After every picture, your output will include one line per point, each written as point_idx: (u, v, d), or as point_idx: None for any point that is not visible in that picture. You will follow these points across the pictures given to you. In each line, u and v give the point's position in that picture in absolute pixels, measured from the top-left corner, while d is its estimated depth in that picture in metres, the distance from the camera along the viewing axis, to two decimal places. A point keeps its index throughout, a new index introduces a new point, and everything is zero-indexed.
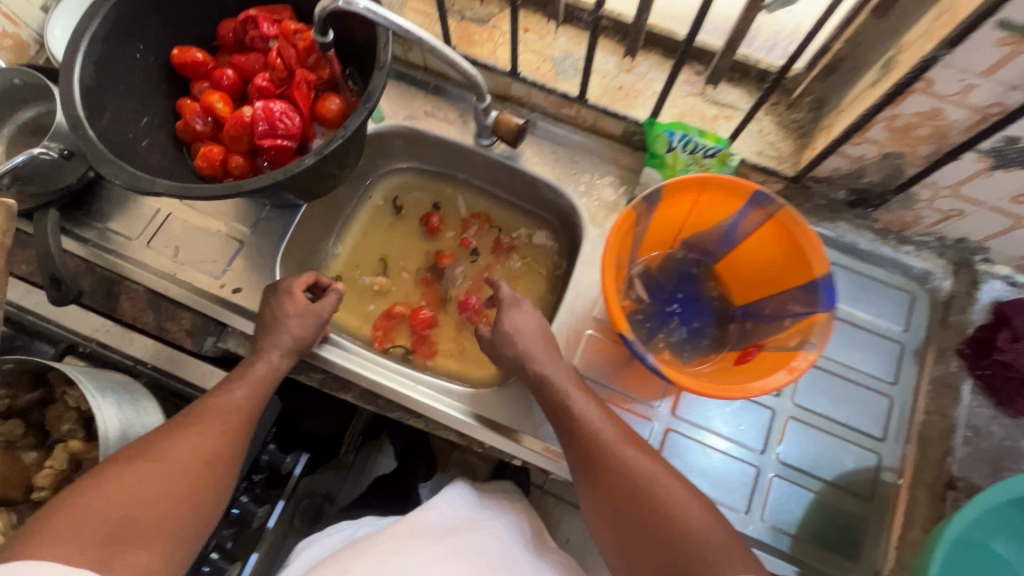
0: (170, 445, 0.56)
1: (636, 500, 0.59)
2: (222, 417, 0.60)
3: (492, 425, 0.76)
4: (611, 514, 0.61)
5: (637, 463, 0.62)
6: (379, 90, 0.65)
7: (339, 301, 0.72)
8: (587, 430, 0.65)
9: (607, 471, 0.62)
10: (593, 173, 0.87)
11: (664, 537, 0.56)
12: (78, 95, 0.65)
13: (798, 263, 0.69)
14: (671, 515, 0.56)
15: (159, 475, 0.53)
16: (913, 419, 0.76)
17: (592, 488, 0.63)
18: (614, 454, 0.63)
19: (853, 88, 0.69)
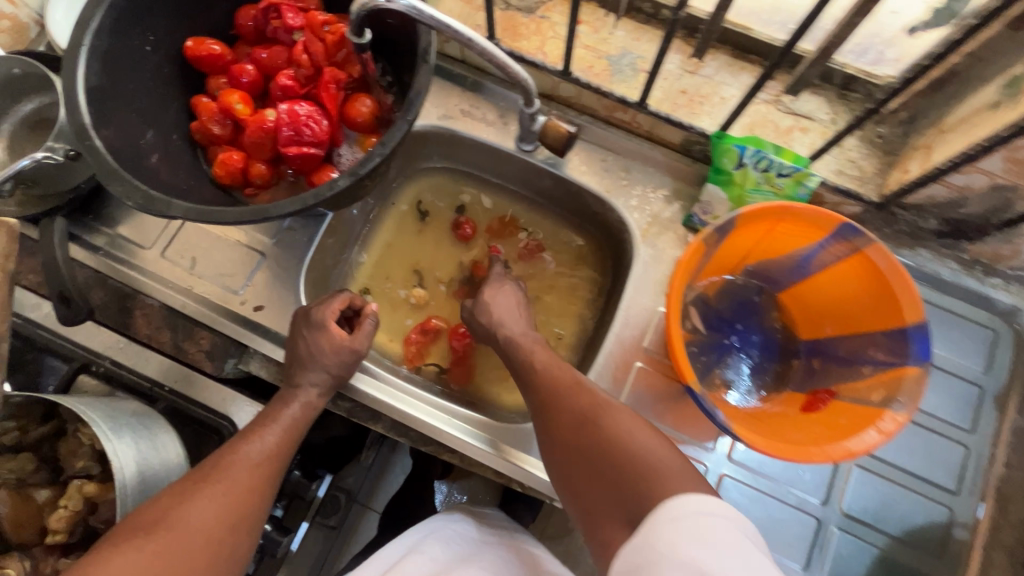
0: (191, 509, 0.53)
1: (589, 431, 0.55)
2: (242, 477, 0.57)
3: (495, 445, 0.70)
4: (564, 449, 0.57)
5: (592, 397, 0.59)
6: (421, 100, 0.57)
7: (375, 328, 0.71)
8: (544, 373, 0.64)
9: (561, 407, 0.59)
10: (647, 185, 0.79)
11: (617, 469, 0.51)
12: (83, 98, 0.58)
13: (885, 306, 0.61)
14: (622, 442, 0.53)
15: (179, 549, 0.50)
16: (992, 471, 0.70)
17: (547, 426, 0.60)
18: (569, 390, 0.60)
19: (962, 108, 0.61)
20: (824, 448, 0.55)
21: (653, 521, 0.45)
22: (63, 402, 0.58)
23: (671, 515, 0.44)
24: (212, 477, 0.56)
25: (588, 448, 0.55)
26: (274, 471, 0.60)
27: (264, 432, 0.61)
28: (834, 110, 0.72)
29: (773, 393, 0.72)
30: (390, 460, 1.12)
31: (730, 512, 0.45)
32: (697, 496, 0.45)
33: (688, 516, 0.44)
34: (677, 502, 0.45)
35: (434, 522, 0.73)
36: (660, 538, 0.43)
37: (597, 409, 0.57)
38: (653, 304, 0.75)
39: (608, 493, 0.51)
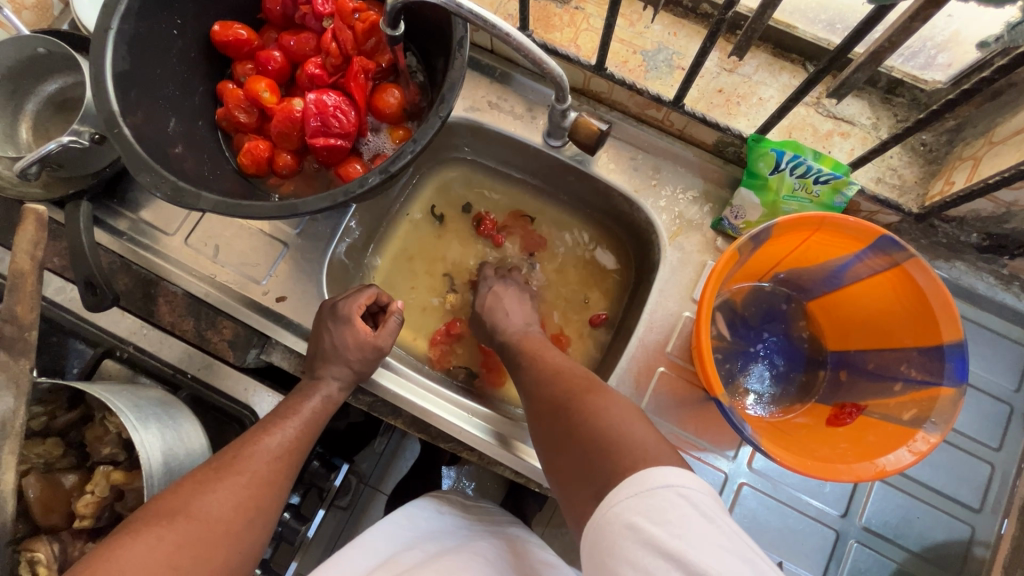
0: (211, 499, 0.52)
1: (564, 412, 0.55)
2: (262, 467, 0.56)
3: (503, 440, 0.71)
4: (549, 435, 0.56)
5: (575, 382, 0.58)
6: (454, 96, 0.56)
7: (399, 325, 0.71)
8: (542, 366, 0.64)
9: (544, 393, 0.60)
10: (677, 186, 0.77)
11: (591, 446, 0.50)
12: (112, 83, 0.57)
13: (922, 324, 0.60)
14: (594, 419, 0.52)
15: (200, 539, 0.50)
16: (1016, 491, 0.69)
17: (534, 412, 0.60)
18: (560, 379, 0.60)
19: (1015, 119, 0.58)
20: (852, 466, 0.55)
21: (615, 493, 0.44)
22: (89, 391, 0.58)
23: (637, 491, 0.42)
24: (232, 466, 0.55)
25: (564, 428, 0.54)
26: (293, 464, 0.59)
27: (285, 423, 0.60)
28: (876, 114, 0.69)
29: (796, 404, 0.71)
30: (400, 444, 1.09)
31: (702, 484, 0.43)
32: (658, 468, 0.43)
33: (653, 492, 0.42)
34: (638, 474, 0.43)
35: (423, 514, 0.69)
36: (624, 515, 0.42)
37: (578, 391, 0.56)
38: (678, 309, 0.74)
39: (577, 470, 0.50)
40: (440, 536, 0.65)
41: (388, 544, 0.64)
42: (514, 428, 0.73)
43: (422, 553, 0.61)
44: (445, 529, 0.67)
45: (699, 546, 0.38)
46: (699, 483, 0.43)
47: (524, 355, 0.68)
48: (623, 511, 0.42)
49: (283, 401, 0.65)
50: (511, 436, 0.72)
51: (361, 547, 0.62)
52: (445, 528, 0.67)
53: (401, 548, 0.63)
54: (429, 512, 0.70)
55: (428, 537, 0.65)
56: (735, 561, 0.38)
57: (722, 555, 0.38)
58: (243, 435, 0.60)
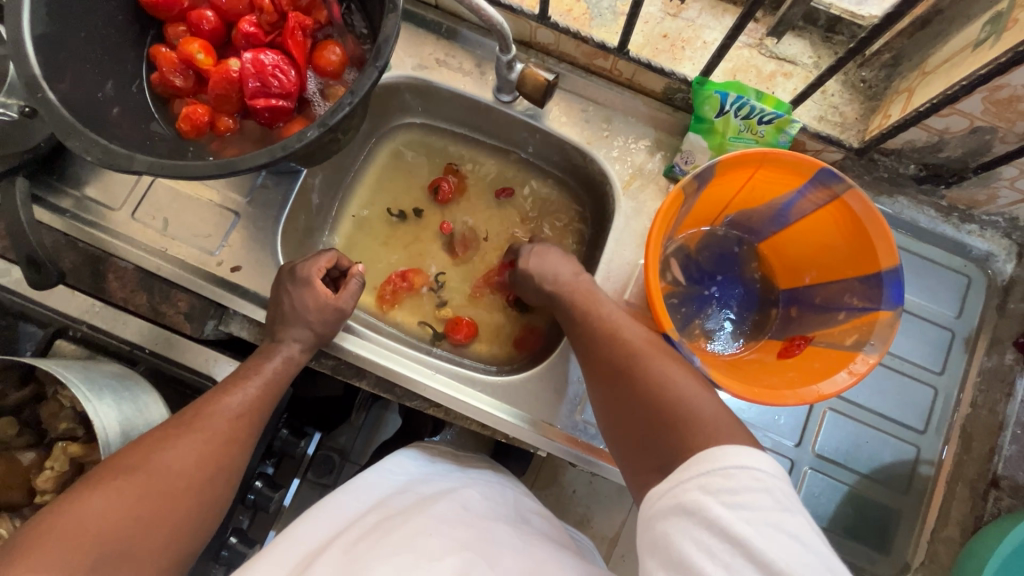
0: (168, 454, 0.52)
1: (627, 376, 0.53)
2: (223, 423, 0.56)
3: (532, 421, 0.71)
4: (612, 400, 0.55)
5: (635, 342, 0.56)
6: (390, 43, 0.55)
7: (360, 287, 0.71)
8: (597, 319, 0.61)
9: (603, 353, 0.57)
10: (628, 136, 0.77)
11: (660, 418, 0.49)
12: (31, 45, 0.54)
13: (861, 251, 0.62)
14: (662, 388, 0.50)
15: (165, 487, 0.50)
16: (957, 411, 0.73)
17: (591, 373, 0.58)
18: (618, 337, 0.57)
19: (945, 48, 0.60)
20: (797, 390, 0.57)
21: (684, 470, 0.42)
22: (39, 365, 0.57)
23: (708, 470, 0.41)
24: (193, 423, 0.55)
25: (629, 393, 0.53)
26: (254, 419, 0.59)
27: (246, 383, 0.60)
28: (818, 53, 0.70)
29: (751, 342, 0.73)
30: (380, 417, 1.09)
31: (772, 467, 0.41)
32: (725, 446, 0.42)
33: (726, 473, 0.40)
34: (708, 454, 0.42)
35: (410, 461, 0.69)
36: (690, 491, 0.41)
37: (640, 354, 0.54)
38: (634, 258, 0.75)
39: (645, 441, 0.49)
40: (430, 481, 0.65)
41: (380, 488, 0.63)
42: (534, 403, 0.72)
43: (415, 497, 0.61)
44: (436, 473, 0.67)
45: (769, 538, 0.37)
46: (769, 463, 0.41)
47: (570, 312, 0.64)
48: (693, 488, 0.41)
49: (242, 364, 0.65)
50: (534, 415, 0.72)
51: (351, 492, 0.62)
52: (436, 472, 0.68)
53: (393, 490, 0.63)
54: (420, 461, 0.70)
55: (420, 481, 0.65)
56: (805, 554, 0.37)
57: (793, 548, 0.37)
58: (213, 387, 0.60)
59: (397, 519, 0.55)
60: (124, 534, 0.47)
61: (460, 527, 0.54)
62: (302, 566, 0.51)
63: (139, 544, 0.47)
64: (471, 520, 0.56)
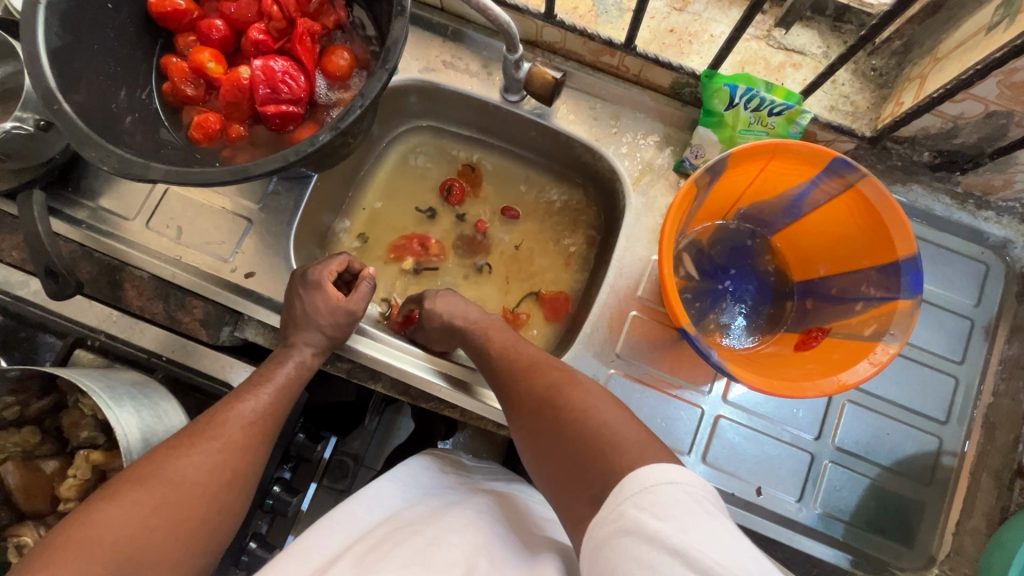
0: (185, 459, 0.52)
1: (546, 412, 0.53)
2: (235, 431, 0.56)
3: (464, 386, 0.72)
4: (535, 435, 0.54)
5: (553, 374, 0.57)
6: (399, 45, 0.55)
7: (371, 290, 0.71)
8: (514, 356, 0.62)
9: (521, 394, 0.57)
10: (636, 132, 0.77)
11: (583, 445, 0.49)
12: (46, 59, 0.55)
13: (879, 241, 0.61)
14: (584, 419, 0.50)
15: (181, 494, 0.51)
16: (979, 400, 0.72)
17: (512, 412, 0.58)
18: (535, 372, 0.58)
19: (957, 33, 0.59)
20: (816, 382, 0.57)
21: (617, 493, 0.43)
22: (62, 374, 0.58)
23: (640, 489, 0.42)
24: (208, 431, 0.55)
25: (552, 427, 0.52)
26: (269, 426, 0.59)
27: (259, 391, 0.60)
28: (826, 43, 0.70)
29: (767, 336, 0.73)
30: (393, 420, 1.09)
31: (691, 477, 0.42)
32: (643, 465, 0.43)
33: (656, 489, 0.41)
34: (636, 473, 0.43)
35: (422, 472, 0.68)
36: (627, 512, 0.41)
37: (558, 385, 0.55)
38: (646, 253, 0.75)
39: (571, 474, 0.49)
40: (440, 493, 0.65)
41: (391, 500, 0.63)
42: (478, 375, 0.74)
43: (426, 508, 0.61)
44: (446, 486, 0.67)
45: (706, 543, 0.37)
46: (687, 475, 0.42)
47: (487, 349, 0.65)
48: (629, 510, 0.41)
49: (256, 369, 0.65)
50: (476, 384, 0.73)
51: (362, 502, 0.61)
52: (446, 484, 0.67)
53: (406, 503, 0.63)
54: (431, 471, 0.69)
55: (433, 493, 0.65)
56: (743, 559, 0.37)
57: (730, 554, 0.37)
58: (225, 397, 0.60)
59: (408, 530, 0.55)
60: (138, 545, 0.47)
61: (472, 538, 0.54)
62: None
63: (152, 556, 0.47)
64: (483, 531, 0.56)
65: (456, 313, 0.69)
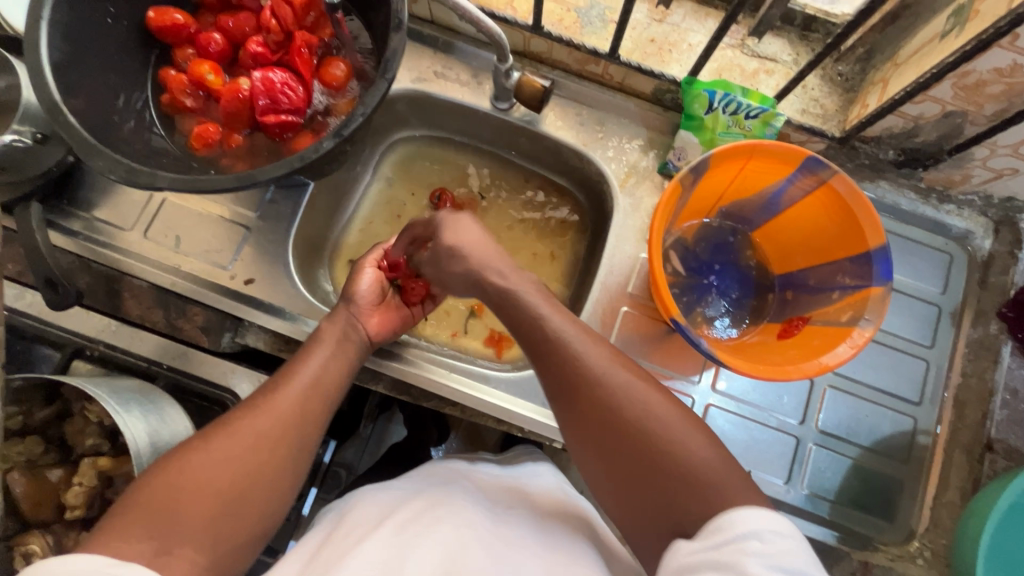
0: (243, 426, 0.51)
1: (626, 434, 0.49)
2: (280, 408, 0.54)
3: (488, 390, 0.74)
4: (603, 456, 0.50)
5: (619, 383, 0.51)
6: (399, 55, 0.57)
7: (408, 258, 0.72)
8: (563, 350, 0.53)
9: (592, 402, 0.51)
10: (622, 136, 0.81)
11: (669, 480, 0.47)
12: (49, 72, 0.56)
13: (851, 232, 0.66)
14: (667, 449, 0.48)
15: (244, 464, 0.49)
16: (949, 381, 0.76)
17: (573, 419, 0.52)
18: (598, 378, 0.51)
19: (914, 40, 0.64)
20: (800, 365, 0.60)
21: (717, 528, 0.43)
22: (69, 382, 0.59)
23: (746, 532, 0.42)
24: (265, 400, 0.54)
25: (628, 452, 0.49)
26: (321, 397, 0.57)
27: (305, 366, 0.58)
28: (796, 50, 0.75)
29: (750, 326, 0.76)
30: (385, 427, 1.07)
31: (795, 532, 0.43)
32: (741, 512, 0.43)
33: (762, 536, 0.42)
34: (741, 515, 0.43)
35: (461, 463, 0.69)
36: (726, 548, 0.42)
37: (631, 403, 0.50)
38: (635, 251, 0.78)
39: (653, 505, 0.48)
40: (480, 478, 0.65)
41: (428, 480, 0.63)
42: (498, 379, 0.74)
43: (463, 489, 0.61)
44: (490, 469, 0.68)
45: None
46: (786, 527, 0.43)
47: (526, 327, 0.56)
48: (730, 548, 0.41)
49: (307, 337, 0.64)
50: (496, 388, 0.74)
51: (402, 483, 0.63)
52: (488, 467, 0.68)
53: (438, 477, 0.64)
54: (468, 462, 0.70)
55: (470, 475, 0.65)
56: None
57: None
58: (274, 373, 0.58)
59: (442, 514, 0.55)
60: (191, 513, 0.45)
61: (504, 524, 0.56)
62: (348, 544, 0.52)
63: (201, 525, 0.45)
64: (512, 519, 0.57)
65: (496, 284, 0.59)
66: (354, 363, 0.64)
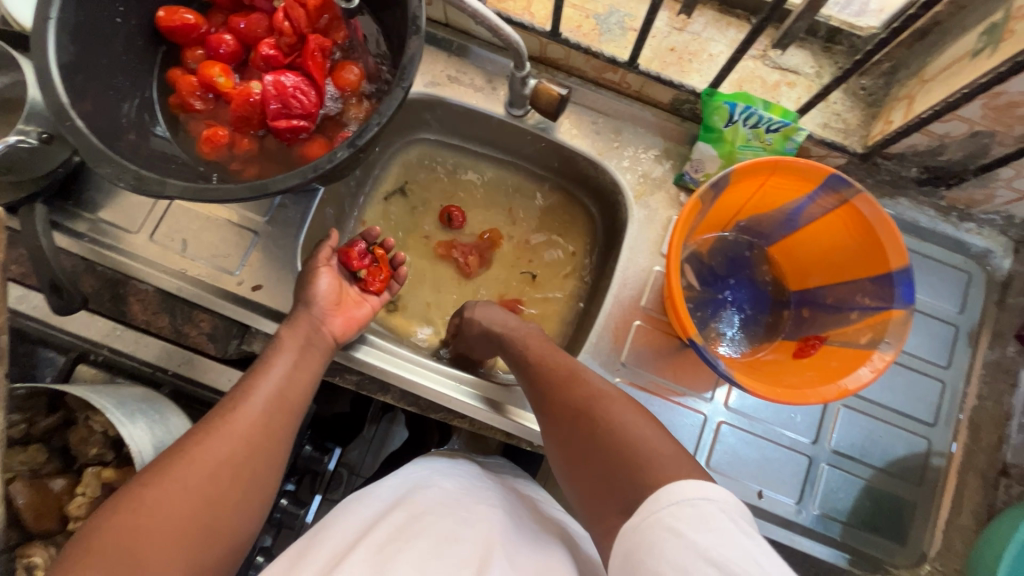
0: (203, 451, 0.51)
1: (588, 424, 0.55)
2: (244, 428, 0.54)
3: (494, 404, 0.72)
4: (570, 451, 0.56)
5: (585, 388, 0.58)
6: (416, 61, 0.56)
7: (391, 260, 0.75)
8: (542, 367, 0.63)
9: (562, 404, 0.58)
10: (638, 146, 0.79)
11: (618, 459, 0.51)
12: (57, 74, 0.55)
13: (873, 253, 0.64)
14: (621, 437, 0.52)
15: (205, 490, 0.49)
16: (964, 403, 0.75)
17: (547, 419, 0.60)
18: (570, 384, 0.59)
19: (942, 58, 0.63)
20: (819, 389, 0.59)
21: (654, 502, 0.45)
22: (72, 393, 0.58)
23: (680, 500, 0.44)
24: (223, 421, 0.53)
25: (589, 439, 0.54)
26: (287, 411, 0.58)
27: (266, 375, 0.58)
28: (819, 63, 0.73)
29: (763, 342, 0.75)
30: (387, 431, 1.05)
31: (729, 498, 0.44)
32: (682, 481, 0.45)
33: (693, 502, 0.43)
34: (676, 486, 0.45)
35: (435, 463, 0.67)
36: (661, 520, 0.43)
37: (597, 401, 0.56)
38: (649, 264, 0.77)
39: (606, 484, 0.51)
40: (455, 478, 0.64)
41: (393, 485, 0.62)
42: (508, 392, 0.73)
43: (434, 493, 0.59)
44: (461, 471, 0.66)
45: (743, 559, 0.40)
46: (720, 495, 0.44)
47: (521, 354, 0.67)
48: (665, 515, 0.44)
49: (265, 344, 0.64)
50: (505, 401, 0.73)
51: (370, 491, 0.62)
52: (450, 465, 0.67)
53: (413, 483, 0.62)
54: (447, 462, 0.68)
55: (438, 475, 0.64)
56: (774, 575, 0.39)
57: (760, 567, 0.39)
58: (234, 387, 0.58)
59: (414, 523, 0.53)
60: (155, 545, 0.46)
61: (481, 529, 0.54)
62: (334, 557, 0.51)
63: (167, 553, 0.46)
64: (489, 522, 0.56)
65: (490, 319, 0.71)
66: (321, 367, 0.63)
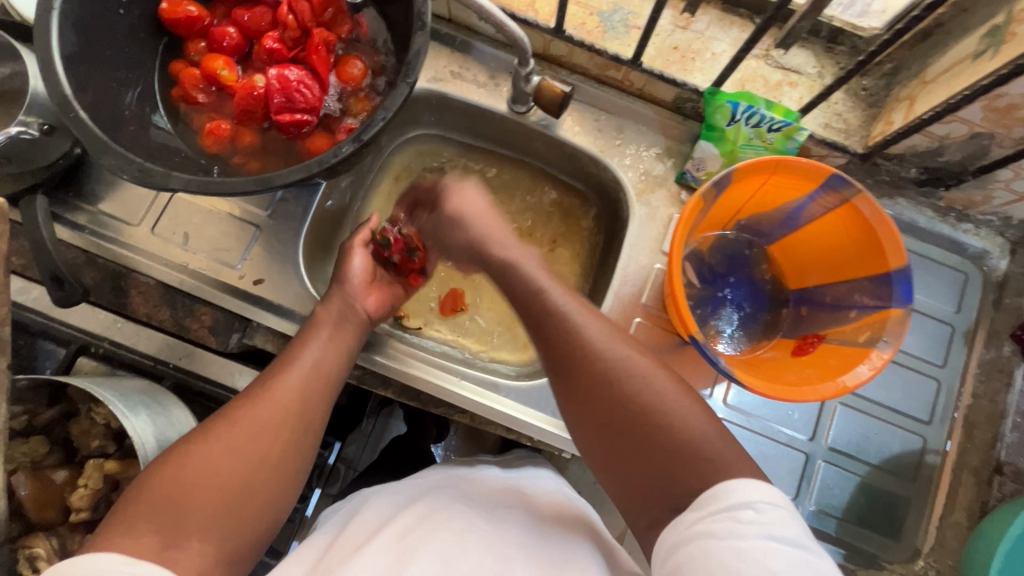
0: (243, 421, 0.51)
1: (631, 407, 0.48)
2: (279, 405, 0.52)
3: (496, 400, 0.73)
4: (604, 431, 0.49)
5: (622, 359, 0.50)
6: (422, 56, 0.56)
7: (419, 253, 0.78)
8: (564, 325, 0.53)
9: (592, 378, 0.50)
10: (640, 144, 0.79)
11: (670, 453, 0.46)
12: (60, 64, 0.55)
13: (872, 252, 0.65)
14: (671, 425, 0.47)
15: (237, 465, 0.48)
16: (959, 401, 0.76)
17: (571, 393, 0.52)
18: (600, 354, 0.51)
19: (942, 60, 0.64)
20: (817, 387, 0.60)
21: (711, 504, 0.43)
22: (75, 385, 0.59)
23: (741, 504, 0.42)
24: (263, 394, 0.53)
25: (633, 424, 0.48)
26: (325, 388, 0.57)
27: (306, 353, 0.58)
28: (821, 63, 0.74)
29: (763, 340, 0.76)
30: (386, 424, 1.05)
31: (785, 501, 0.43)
32: (740, 481, 0.43)
33: (755, 506, 0.42)
34: (733, 486, 0.43)
35: (451, 471, 0.67)
36: (719, 522, 0.42)
37: (641, 378, 0.49)
38: (650, 261, 0.77)
39: (653, 479, 0.47)
40: (475, 482, 0.64)
41: (415, 487, 0.62)
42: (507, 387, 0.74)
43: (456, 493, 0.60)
44: (482, 476, 0.67)
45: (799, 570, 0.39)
46: (778, 498, 0.43)
47: (528, 293, 0.57)
48: (723, 517, 0.42)
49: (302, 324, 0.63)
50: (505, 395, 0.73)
51: (390, 490, 0.62)
52: (471, 473, 0.67)
53: (430, 486, 0.62)
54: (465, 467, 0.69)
55: (460, 480, 0.64)
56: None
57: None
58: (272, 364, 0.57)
59: (437, 517, 0.54)
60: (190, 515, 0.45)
61: (503, 528, 0.54)
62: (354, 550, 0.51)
63: (201, 523, 0.45)
64: (510, 522, 0.56)
65: (494, 251, 0.62)
66: (355, 342, 0.63)
